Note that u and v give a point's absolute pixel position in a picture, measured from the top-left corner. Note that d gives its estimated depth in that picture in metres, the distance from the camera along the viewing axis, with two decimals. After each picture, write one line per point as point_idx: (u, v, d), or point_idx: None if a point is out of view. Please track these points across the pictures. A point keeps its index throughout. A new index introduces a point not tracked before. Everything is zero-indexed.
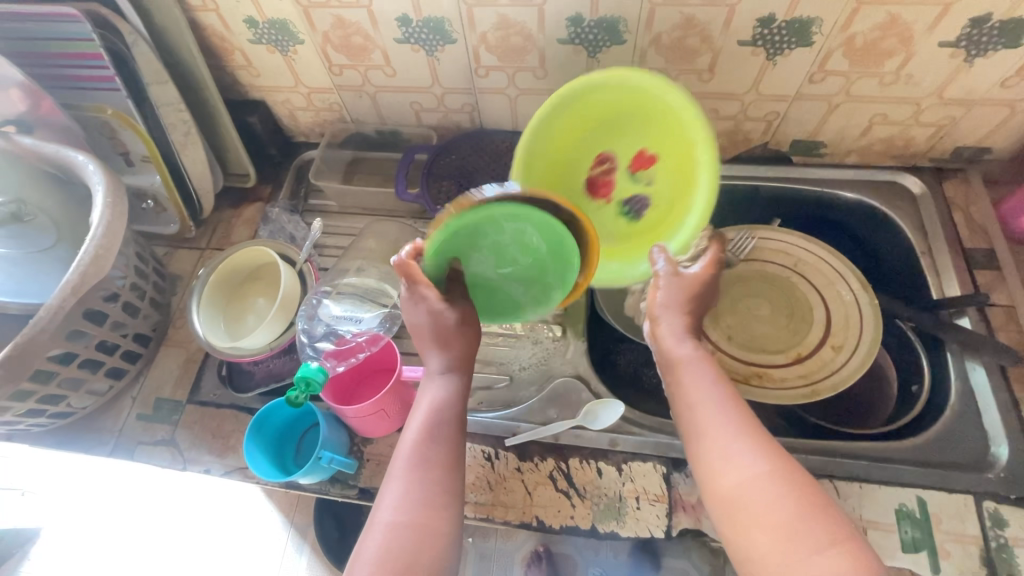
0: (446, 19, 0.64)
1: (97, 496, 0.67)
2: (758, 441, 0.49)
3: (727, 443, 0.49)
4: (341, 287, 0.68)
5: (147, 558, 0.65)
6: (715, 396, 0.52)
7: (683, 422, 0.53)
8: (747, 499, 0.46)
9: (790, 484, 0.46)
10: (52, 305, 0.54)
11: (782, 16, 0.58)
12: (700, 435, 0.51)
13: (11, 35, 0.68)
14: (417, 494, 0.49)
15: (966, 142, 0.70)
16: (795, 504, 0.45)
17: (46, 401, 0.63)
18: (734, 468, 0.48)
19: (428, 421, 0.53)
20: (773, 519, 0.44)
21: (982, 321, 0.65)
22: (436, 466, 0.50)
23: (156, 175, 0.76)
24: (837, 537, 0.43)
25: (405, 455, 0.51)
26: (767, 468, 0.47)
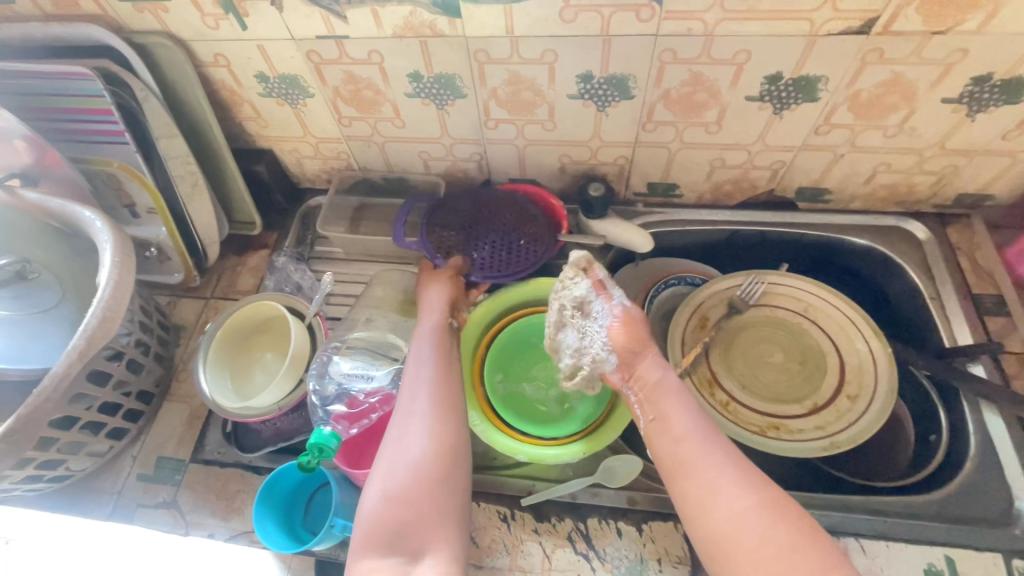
0: (457, 75, 0.64)
1: (85, 552, 0.58)
2: (742, 475, 0.50)
3: (714, 477, 0.50)
4: (352, 341, 0.67)
5: None
6: (692, 424, 0.54)
7: (666, 457, 0.53)
8: (741, 539, 0.47)
9: (778, 517, 0.47)
10: (58, 371, 0.52)
11: (789, 74, 0.59)
12: (687, 466, 0.52)
13: (19, 91, 0.68)
14: (443, 402, 0.57)
15: (968, 190, 0.72)
16: (782, 539, 0.46)
17: (44, 466, 0.60)
18: (724, 504, 0.48)
19: (438, 349, 0.63)
20: (764, 554, 0.45)
21: (996, 369, 0.65)
22: (451, 380, 0.59)
23: (162, 227, 0.75)
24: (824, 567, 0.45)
25: (428, 373, 0.59)
26: (755, 502, 0.48)
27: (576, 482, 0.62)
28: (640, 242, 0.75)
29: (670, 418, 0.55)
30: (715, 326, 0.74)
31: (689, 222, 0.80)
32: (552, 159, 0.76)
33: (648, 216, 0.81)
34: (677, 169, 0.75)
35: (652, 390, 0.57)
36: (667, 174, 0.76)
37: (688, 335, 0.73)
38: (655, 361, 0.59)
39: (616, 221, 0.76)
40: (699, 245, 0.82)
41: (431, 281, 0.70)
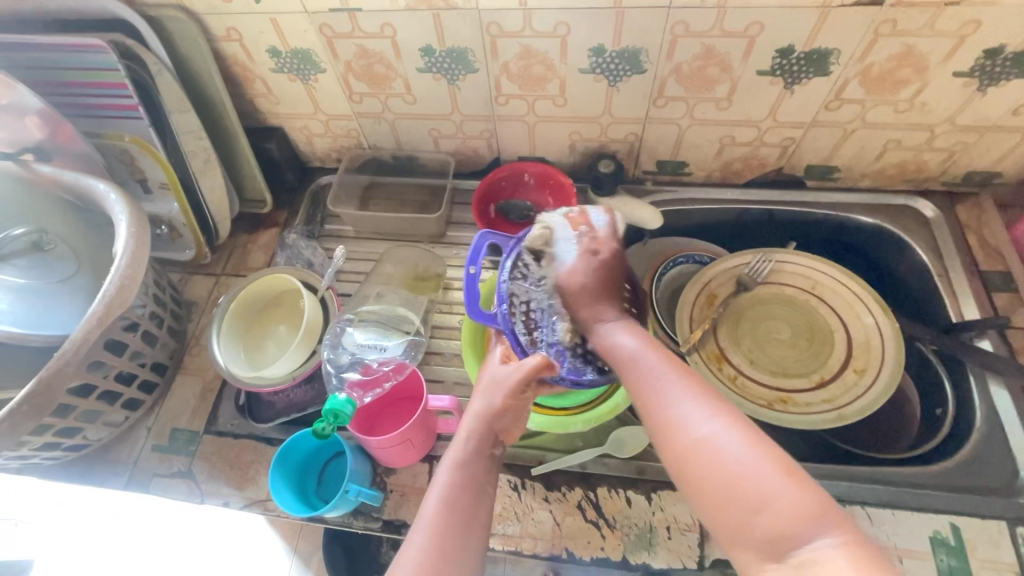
0: (468, 49, 0.65)
1: (94, 529, 0.62)
2: (711, 400, 0.45)
3: (679, 400, 0.46)
4: (363, 314, 0.69)
5: (149, 560, 0.60)
6: (657, 360, 0.49)
7: (634, 390, 0.49)
8: (697, 456, 0.43)
9: (742, 431, 0.43)
10: (78, 337, 0.53)
11: (801, 47, 0.59)
12: (654, 392, 0.47)
13: (31, 64, 0.68)
14: (436, 564, 0.45)
15: (977, 167, 0.72)
16: (742, 455, 0.41)
17: (62, 434, 0.61)
18: (685, 424, 0.44)
19: (459, 482, 0.49)
20: (724, 471, 0.41)
21: (1003, 344, 0.66)
22: (461, 533, 0.47)
23: (174, 202, 0.75)
24: (787, 481, 0.40)
25: (431, 518, 0.47)
26: (718, 421, 0.43)
27: (585, 452, 0.63)
28: (649, 220, 0.75)
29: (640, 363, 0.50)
30: (723, 303, 0.74)
31: (698, 200, 0.80)
32: (562, 136, 0.76)
33: (657, 194, 0.81)
34: (686, 146, 0.75)
35: (609, 352, 0.53)
36: (676, 151, 0.76)
37: (696, 312, 0.74)
38: (613, 329, 0.54)
39: (626, 198, 0.77)
40: (708, 224, 0.83)
41: (489, 380, 0.55)
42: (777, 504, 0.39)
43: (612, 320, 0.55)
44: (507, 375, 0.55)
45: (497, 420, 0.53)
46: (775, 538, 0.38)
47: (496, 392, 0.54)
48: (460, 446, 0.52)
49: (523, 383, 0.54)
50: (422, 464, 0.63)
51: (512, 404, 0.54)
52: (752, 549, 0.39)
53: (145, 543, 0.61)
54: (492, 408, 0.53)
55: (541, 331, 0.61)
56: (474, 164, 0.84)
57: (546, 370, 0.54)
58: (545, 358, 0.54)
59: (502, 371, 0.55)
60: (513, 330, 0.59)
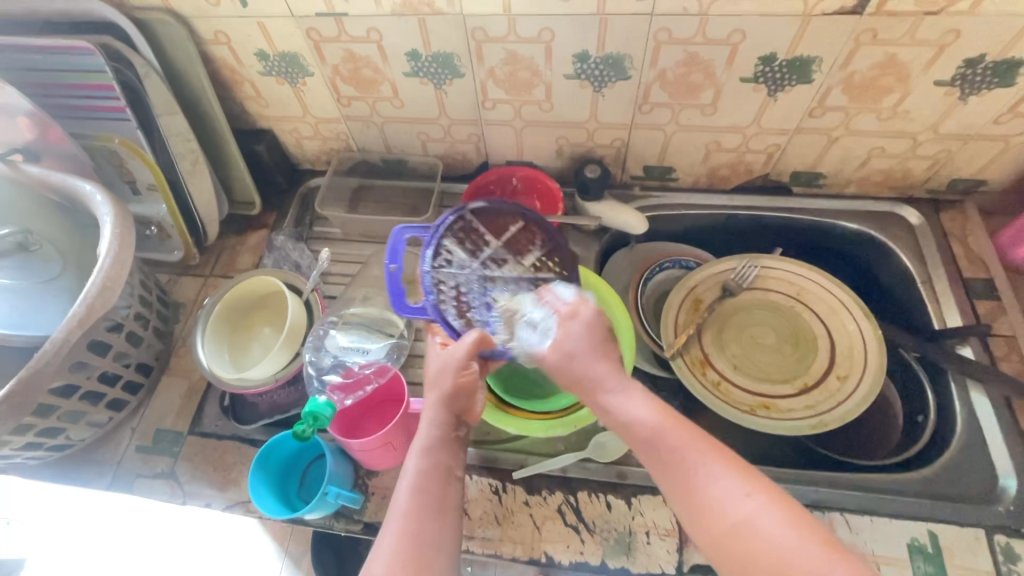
0: (454, 54, 0.65)
1: (93, 529, 0.64)
2: (743, 475, 0.45)
3: (711, 481, 0.44)
4: (348, 317, 0.69)
5: (141, 560, 0.61)
6: (681, 435, 0.47)
7: (657, 466, 0.47)
8: (741, 543, 0.42)
9: (781, 509, 0.43)
10: (58, 337, 0.53)
11: (783, 54, 0.60)
12: (683, 470, 0.46)
13: (20, 66, 0.68)
14: (409, 550, 0.46)
15: (961, 175, 0.72)
16: (787, 538, 0.41)
17: (44, 434, 0.61)
18: (723, 508, 0.43)
19: (426, 468, 0.50)
20: (770, 556, 0.41)
21: (985, 352, 0.66)
22: (431, 518, 0.47)
23: (161, 204, 0.75)
24: (832, 559, 0.40)
25: (403, 508, 0.48)
26: (755, 499, 0.43)
27: (565, 457, 0.63)
28: (634, 225, 0.75)
29: (658, 439, 0.48)
30: (708, 308, 0.75)
31: (685, 205, 0.81)
32: (549, 141, 0.76)
33: (644, 200, 0.81)
34: (673, 152, 0.75)
35: (624, 429, 0.50)
36: (663, 157, 0.76)
37: (681, 317, 0.74)
38: (621, 397, 0.50)
39: (612, 203, 0.77)
40: (695, 229, 0.83)
41: (434, 365, 0.55)
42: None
43: (617, 387, 0.51)
44: (451, 357, 0.55)
45: (453, 404, 0.53)
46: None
47: (447, 375, 0.54)
48: (424, 435, 0.52)
49: (467, 359, 0.54)
50: (403, 467, 0.63)
51: (460, 383, 0.54)
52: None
53: (138, 544, 0.62)
54: (447, 396, 0.53)
55: (474, 311, 0.60)
56: (462, 168, 0.84)
57: (484, 344, 0.55)
58: (481, 332, 0.55)
59: (445, 354, 0.56)
60: (445, 317, 0.59)
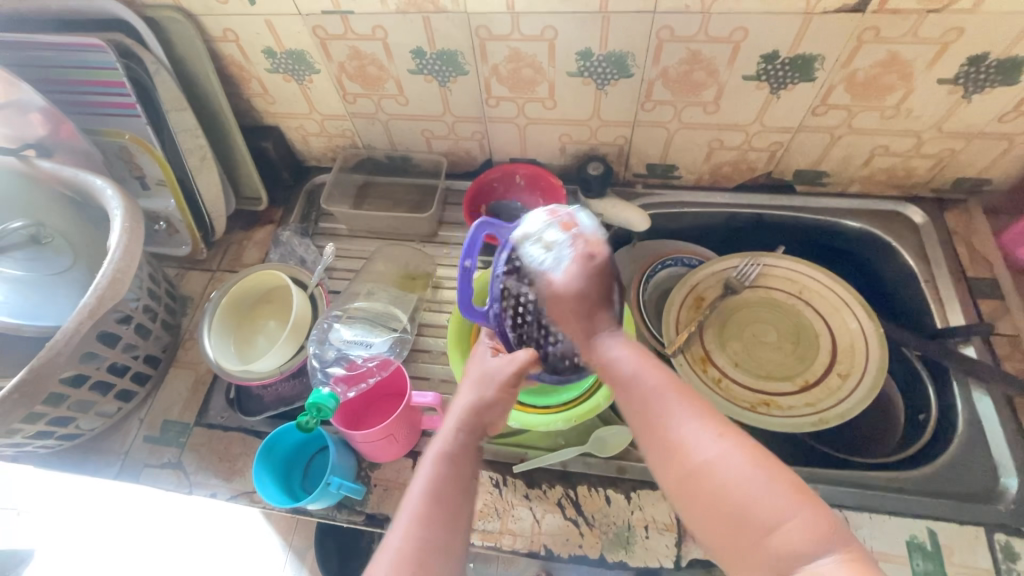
0: (458, 51, 0.66)
1: (97, 518, 0.64)
2: (712, 419, 0.46)
3: (680, 423, 0.46)
4: (352, 311, 0.70)
5: (147, 558, 0.62)
6: (658, 380, 0.49)
7: (632, 409, 0.49)
8: (704, 479, 0.43)
9: (746, 453, 0.44)
10: (69, 327, 0.55)
11: (785, 52, 0.60)
12: (655, 414, 0.47)
13: (33, 63, 0.70)
14: (417, 554, 0.45)
15: (966, 174, 0.72)
16: (751, 477, 0.42)
17: (55, 423, 0.63)
18: (691, 448, 0.45)
19: (444, 473, 0.49)
20: (732, 496, 0.42)
21: (987, 351, 0.66)
22: (443, 525, 0.47)
23: (170, 199, 0.77)
24: (795, 501, 0.41)
25: (415, 509, 0.47)
26: (718, 443, 0.44)
27: (565, 451, 0.63)
28: (636, 223, 0.76)
29: (631, 382, 0.50)
30: (710, 306, 0.75)
31: (687, 203, 0.81)
32: (553, 139, 0.77)
33: (647, 197, 0.82)
34: (676, 150, 0.75)
35: (606, 372, 0.52)
36: (666, 155, 0.77)
37: (683, 313, 0.74)
38: (610, 343, 0.52)
39: (615, 202, 0.77)
40: (697, 227, 0.83)
41: (473, 375, 0.56)
42: (787, 525, 0.40)
43: (610, 334, 0.53)
44: (495, 368, 0.55)
45: (482, 414, 0.53)
46: (789, 554, 0.39)
47: (482, 386, 0.54)
48: (446, 439, 0.52)
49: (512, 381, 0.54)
50: (405, 459, 0.64)
51: (497, 395, 0.54)
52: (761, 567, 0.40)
53: (144, 538, 0.63)
54: (477, 405, 0.53)
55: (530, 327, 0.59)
56: (466, 165, 0.85)
57: (534, 365, 0.55)
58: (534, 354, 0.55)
59: (489, 363, 0.56)
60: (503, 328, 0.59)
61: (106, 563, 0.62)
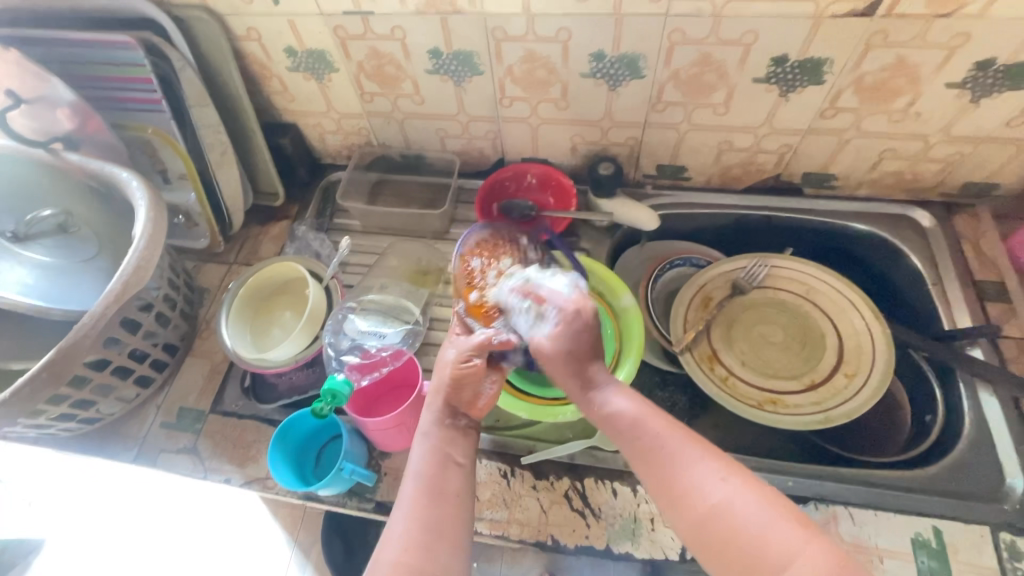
0: (475, 52, 0.67)
1: (104, 509, 0.75)
2: (715, 457, 0.47)
3: (687, 465, 0.46)
4: (366, 303, 0.71)
5: (159, 546, 0.73)
6: (658, 424, 0.49)
7: (633, 455, 0.49)
8: (720, 526, 0.44)
9: (755, 490, 0.45)
10: (96, 311, 0.57)
11: (795, 56, 0.61)
12: (662, 459, 0.47)
13: (64, 59, 0.72)
14: (417, 533, 0.47)
15: (974, 178, 0.73)
16: (761, 514, 0.43)
17: (77, 406, 0.65)
18: (700, 491, 0.45)
19: (428, 455, 0.52)
20: (745, 536, 0.43)
21: (994, 352, 0.67)
22: (435, 503, 0.49)
23: (191, 193, 0.79)
24: (804, 539, 0.42)
25: (409, 494, 0.50)
26: (728, 484, 0.45)
27: (574, 443, 0.64)
28: (645, 221, 0.77)
29: (631, 430, 0.49)
30: (718, 306, 0.76)
31: (696, 204, 0.82)
32: (564, 139, 0.78)
33: (657, 198, 0.83)
34: (685, 151, 0.77)
35: (606, 420, 0.51)
36: (675, 156, 0.78)
37: (690, 313, 0.75)
38: (603, 394, 0.52)
39: (625, 201, 0.78)
40: (707, 228, 0.84)
41: (446, 360, 0.55)
42: (797, 565, 0.41)
43: (607, 383, 0.52)
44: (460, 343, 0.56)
45: (455, 394, 0.54)
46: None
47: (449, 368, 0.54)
48: (422, 423, 0.54)
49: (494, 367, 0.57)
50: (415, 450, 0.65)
51: (469, 378, 0.54)
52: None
53: (158, 527, 0.74)
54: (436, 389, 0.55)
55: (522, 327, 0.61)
56: (479, 164, 0.87)
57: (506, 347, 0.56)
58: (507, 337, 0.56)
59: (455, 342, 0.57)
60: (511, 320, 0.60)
61: (123, 550, 0.72)
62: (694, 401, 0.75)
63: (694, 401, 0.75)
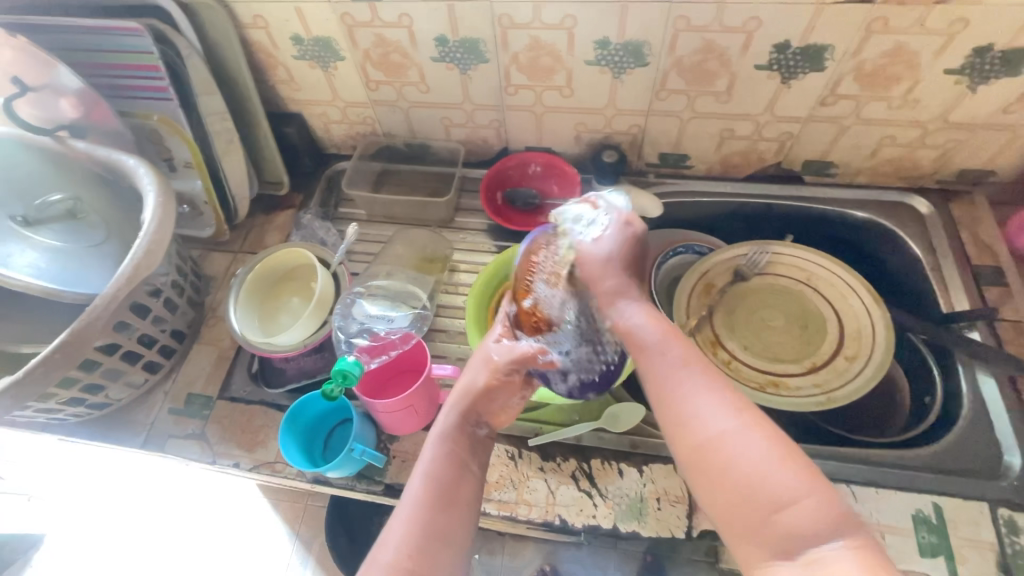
0: (480, 39, 0.68)
1: (105, 502, 0.77)
2: (726, 394, 0.45)
3: (695, 396, 0.45)
4: (373, 289, 0.72)
5: (161, 540, 0.75)
6: (672, 350, 0.48)
7: (644, 374, 0.48)
8: (721, 456, 0.43)
9: (761, 431, 0.44)
10: (108, 293, 0.57)
11: (796, 42, 0.62)
12: (671, 384, 0.46)
13: (71, 46, 0.73)
14: (419, 538, 0.46)
15: (971, 165, 0.74)
16: (766, 454, 0.42)
17: (86, 391, 0.65)
18: (705, 421, 0.44)
19: (441, 457, 0.50)
20: (744, 472, 0.42)
21: (991, 335, 0.68)
22: (444, 509, 0.48)
23: (197, 180, 0.80)
24: (808, 482, 0.42)
25: (415, 495, 0.48)
26: (736, 420, 0.44)
27: (581, 425, 0.65)
28: (650, 208, 0.78)
29: (645, 352, 0.48)
30: (720, 291, 0.77)
31: (698, 192, 0.83)
32: (568, 128, 0.79)
33: (659, 186, 0.84)
34: (688, 139, 0.78)
35: (624, 336, 0.50)
36: (678, 145, 0.79)
37: (693, 299, 0.76)
38: (628, 305, 0.51)
39: (629, 188, 0.80)
40: (708, 216, 0.85)
41: (480, 369, 0.55)
42: (799, 505, 0.41)
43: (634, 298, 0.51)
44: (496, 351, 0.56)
45: (481, 400, 0.54)
46: (800, 535, 0.40)
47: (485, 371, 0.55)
48: (443, 424, 0.53)
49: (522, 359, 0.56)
50: (423, 433, 0.66)
51: (500, 388, 0.55)
52: (760, 541, 0.41)
53: (157, 522, 0.76)
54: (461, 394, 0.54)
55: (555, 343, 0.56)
56: (482, 154, 0.87)
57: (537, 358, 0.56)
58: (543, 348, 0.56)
59: (490, 348, 0.57)
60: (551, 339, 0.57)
61: (125, 541, 0.75)
62: None
63: None
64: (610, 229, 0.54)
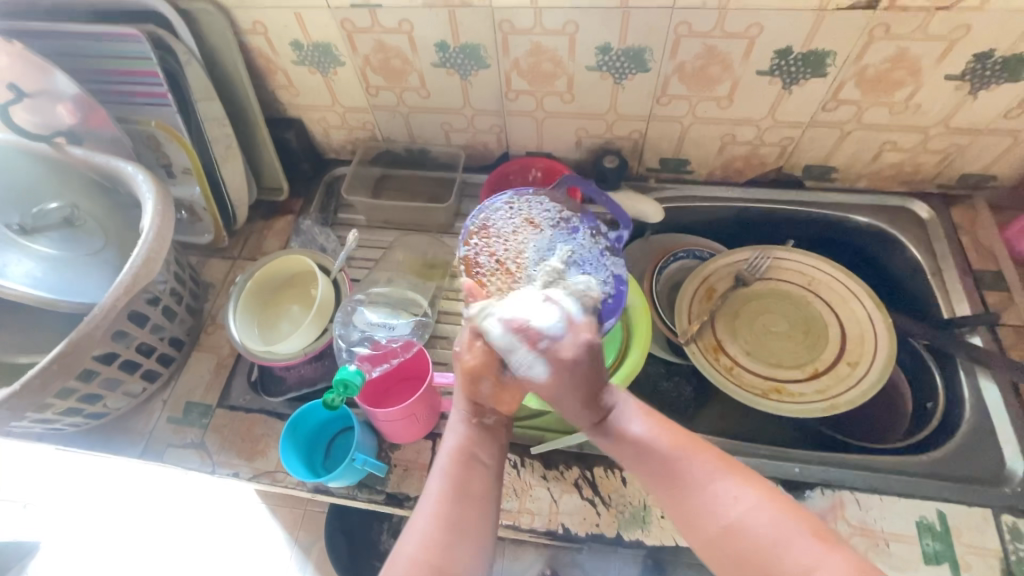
0: (481, 45, 0.68)
1: (107, 511, 0.77)
2: (732, 475, 0.47)
3: (704, 485, 0.46)
4: (374, 296, 0.72)
5: (157, 552, 0.74)
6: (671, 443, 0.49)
7: (648, 475, 0.49)
8: (739, 541, 0.44)
9: (771, 506, 0.45)
10: (106, 303, 0.56)
11: (798, 48, 0.62)
12: (679, 480, 0.47)
13: (70, 52, 0.72)
14: (439, 531, 0.46)
15: (971, 170, 0.74)
16: (780, 531, 0.43)
17: (84, 400, 0.65)
18: (715, 511, 0.45)
19: (457, 455, 0.50)
20: (764, 553, 0.43)
21: (993, 340, 0.68)
22: (460, 503, 0.48)
23: (195, 186, 0.79)
24: (827, 552, 0.42)
25: (436, 491, 0.49)
26: (746, 501, 0.45)
27: None
28: (651, 214, 0.78)
29: (644, 447, 0.49)
30: (722, 297, 0.77)
31: (698, 197, 0.83)
32: (569, 133, 0.79)
33: (660, 191, 0.84)
34: (689, 144, 0.78)
35: (618, 440, 0.50)
36: (678, 149, 0.79)
37: (695, 305, 0.76)
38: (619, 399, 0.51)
39: (629, 194, 0.79)
40: (709, 221, 0.85)
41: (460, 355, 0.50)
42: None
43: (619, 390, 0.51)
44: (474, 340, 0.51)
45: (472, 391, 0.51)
46: None
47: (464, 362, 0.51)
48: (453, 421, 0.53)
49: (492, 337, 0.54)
50: (425, 440, 0.65)
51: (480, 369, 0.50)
52: None
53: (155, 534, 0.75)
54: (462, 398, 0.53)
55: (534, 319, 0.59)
56: (483, 159, 0.87)
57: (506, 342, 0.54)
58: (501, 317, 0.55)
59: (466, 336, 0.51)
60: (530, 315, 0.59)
61: (124, 550, 0.75)
62: (699, 391, 0.76)
63: (700, 390, 0.76)
64: (553, 374, 0.47)
